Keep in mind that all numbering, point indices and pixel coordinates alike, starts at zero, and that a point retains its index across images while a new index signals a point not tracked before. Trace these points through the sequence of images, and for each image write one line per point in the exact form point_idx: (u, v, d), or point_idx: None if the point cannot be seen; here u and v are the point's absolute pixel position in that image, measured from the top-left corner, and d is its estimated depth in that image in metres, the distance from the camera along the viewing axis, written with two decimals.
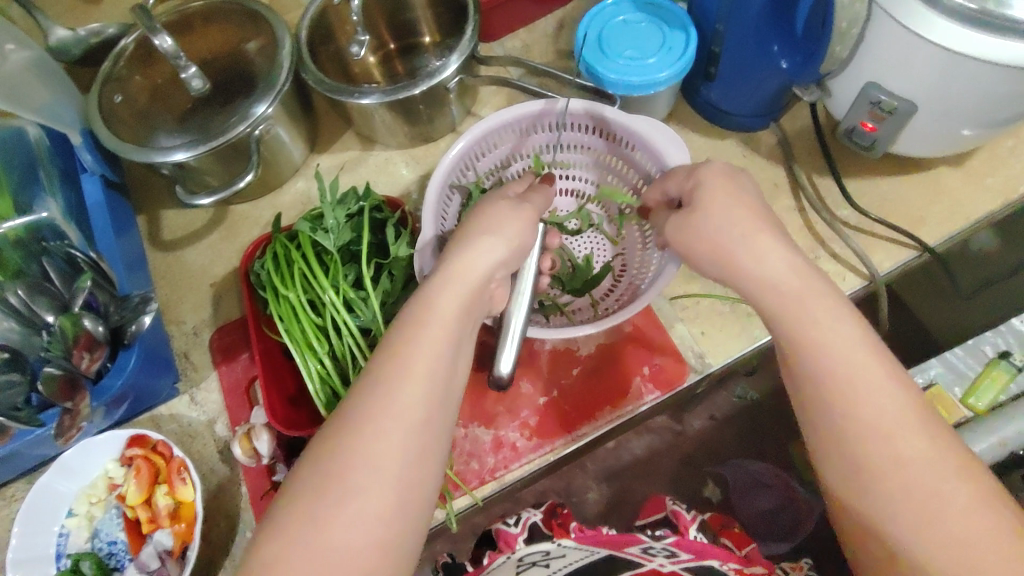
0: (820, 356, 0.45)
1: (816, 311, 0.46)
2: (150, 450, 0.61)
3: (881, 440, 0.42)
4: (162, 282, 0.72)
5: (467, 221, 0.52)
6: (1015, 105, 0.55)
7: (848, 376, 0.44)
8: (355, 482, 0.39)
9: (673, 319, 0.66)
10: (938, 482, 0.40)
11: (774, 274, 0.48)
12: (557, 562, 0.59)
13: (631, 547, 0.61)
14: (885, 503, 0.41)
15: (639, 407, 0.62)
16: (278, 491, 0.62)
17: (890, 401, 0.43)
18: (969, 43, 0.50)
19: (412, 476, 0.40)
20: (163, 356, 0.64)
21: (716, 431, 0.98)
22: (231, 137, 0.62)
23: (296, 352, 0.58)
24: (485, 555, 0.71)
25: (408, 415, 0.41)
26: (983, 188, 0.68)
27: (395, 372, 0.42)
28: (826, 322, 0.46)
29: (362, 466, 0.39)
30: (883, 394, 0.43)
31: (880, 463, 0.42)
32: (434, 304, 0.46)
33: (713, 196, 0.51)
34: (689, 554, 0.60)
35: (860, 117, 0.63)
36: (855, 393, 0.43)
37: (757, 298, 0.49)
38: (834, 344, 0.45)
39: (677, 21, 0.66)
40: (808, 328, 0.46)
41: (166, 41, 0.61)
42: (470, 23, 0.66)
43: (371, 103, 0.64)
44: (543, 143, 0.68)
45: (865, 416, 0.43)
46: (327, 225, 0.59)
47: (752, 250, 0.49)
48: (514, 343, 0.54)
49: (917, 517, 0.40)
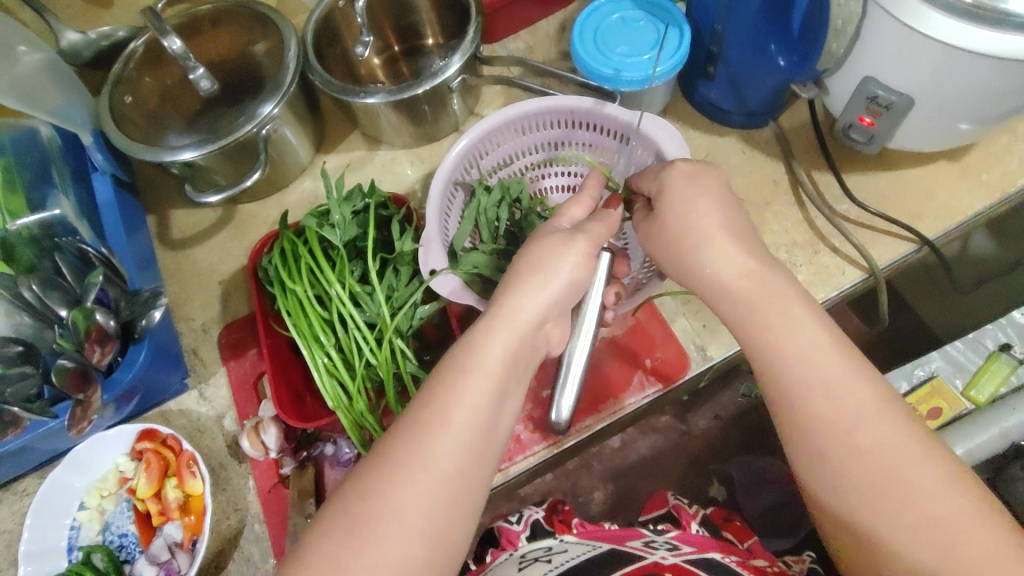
0: (780, 358, 0.46)
1: (774, 309, 0.47)
2: (159, 444, 0.63)
3: (842, 433, 0.43)
4: (171, 280, 0.73)
5: (524, 259, 0.50)
6: (1012, 99, 0.56)
7: (805, 374, 0.45)
8: (389, 525, 0.41)
9: (674, 312, 0.66)
10: (905, 470, 0.42)
11: (726, 278, 0.48)
12: (561, 556, 0.60)
13: (633, 542, 0.61)
14: (856, 499, 0.42)
15: (640, 400, 0.63)
16: (287, 484, 0.63)
17: (850, 394, 0.44)
18: (963, 37, 0.51)
19: (439, 529, 0.42)
20: (173, 352, 0.65)
21: (721, 431, 0.99)
22: (239, 136, 0.65)
23: (302, 346, 0.56)
24: (489, 551, 0.72)
25: (440, 470, 0.42)
26: (981, 183, 0.68)
27: (437, 407, 0.44)
28: (791, 315, 0.46)
29: (407, 506, 0.41)
30: (848, 390, 0.44)
31: (848, 458, 0.43)
32: (485, 353, 0.46)
33: (680, 192, 0.51)
34: (692, 547, 0.61)
35: (857, 113, 0.64)
36: (819, 392, 0.44)
37: (712, 295, 0.50)
38: (792, 340, 0.46)
39: (673, 20, 0.66)
40: (766, 328, 0.47)
41: (176, 43, 0.64)
42: (472, 24, 0.68)
43: (375, 102, 0.66)
44: (547, 140, 0.69)
45: (827, 414, 0.44)
46: (333, 221, 0.58)
47: (709, 251, 0.49)
48: (572, 389, 0.51)
49: (885, 506, 0.41)
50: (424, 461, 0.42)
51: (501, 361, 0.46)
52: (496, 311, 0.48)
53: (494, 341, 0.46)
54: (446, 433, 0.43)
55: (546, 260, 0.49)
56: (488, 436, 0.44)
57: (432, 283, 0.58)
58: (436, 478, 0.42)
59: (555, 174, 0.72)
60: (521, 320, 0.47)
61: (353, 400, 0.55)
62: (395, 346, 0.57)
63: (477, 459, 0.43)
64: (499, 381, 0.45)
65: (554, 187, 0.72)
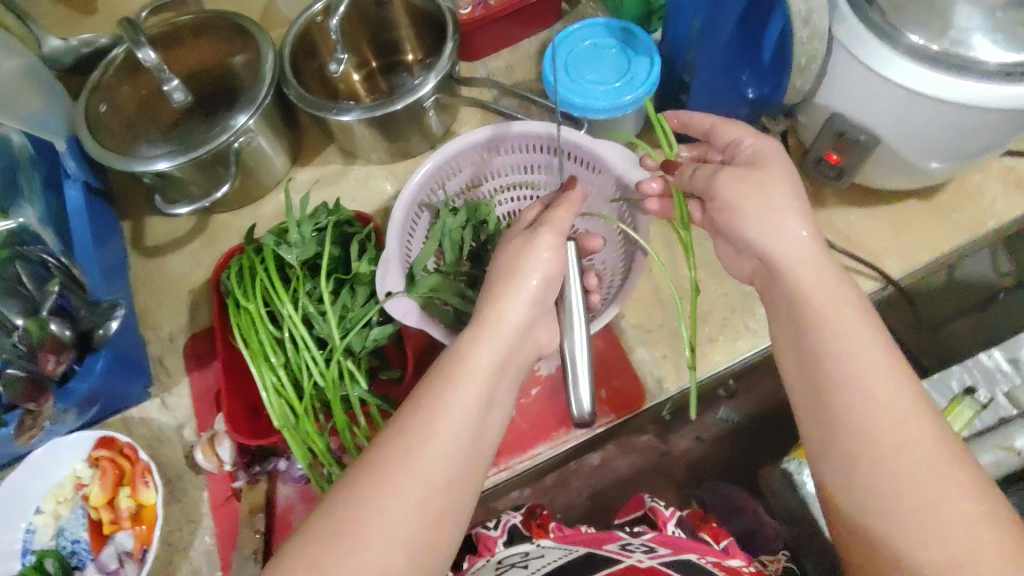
0: (831, 365, 0.45)
1: (841, 319, 0.45)
2: (116, 453, 0.63)
3: (882, 450, 0.41)
4: (142, 288, 0.74)
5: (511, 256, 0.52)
6: (976, 137, 0.56)
7: (859, 385, 0.43)
8: (374, 521, 0.40)
9: (634, 342, 0.66)
10: (930, 494, 0.39)
11: (797, 273, 0.47)
12: (537, 562, 0.60)
13: (610, 545, 0.61)
14: (879, 515, 0.40)
15: (593, 429, 0.63)
16: (239, 498, 0.64)
17: (901, 416, 0.42)
18: (928, 82, 0.52)
19: (419, 530, 0.41)
20: (135, 360, 0.66)
21: (702, 452, 1.00)
22: (213, 146, 0.65)
23: (251, 363, 0.56)
24: (467, 559, 0.69)
25: (423, 472, 0.42)
26: (951, 222, 0.67)
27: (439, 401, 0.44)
28: (836, 322, 0.45)
29: (387, 502, 0.40)
30: (896, 407, 0.42)
31: (875, 474, 0.41)
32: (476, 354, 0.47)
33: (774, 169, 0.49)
34: (669, 548, 0.60)
35: (825, 147, 0.63)
36: (865, 404, 0.43)
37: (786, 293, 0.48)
38: (854, 350, 0.44)
39: (644, 47, 0.66)
40: (831, 334, 0.45)
41: (149, 54, 0.64)
42: (449, 41, 0.68)
43: (350, 119, 0.67)
44: (515, 164, 0.69)
45: (868, 431, 0.42)
46: (291, 239, 0.58)
47: (776, 240, 0.47)
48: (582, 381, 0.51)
49: (906, 528, 0.39)
50: (414, 464, 0.42)
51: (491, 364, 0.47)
52: (490, 309, 0.50)
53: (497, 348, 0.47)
54: (433, 429, 0.43)
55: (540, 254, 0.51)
56: (472, 433, 0.44)
57: (386, 306, 0.57)
58: (419, 475, 0.42)
59: (520, 197, 0.72)
60: (505, 318, 0.49)
61: (299, 420, 0.55)
62: (343, 366, 0.57)
63: (460, 462, 0.43)
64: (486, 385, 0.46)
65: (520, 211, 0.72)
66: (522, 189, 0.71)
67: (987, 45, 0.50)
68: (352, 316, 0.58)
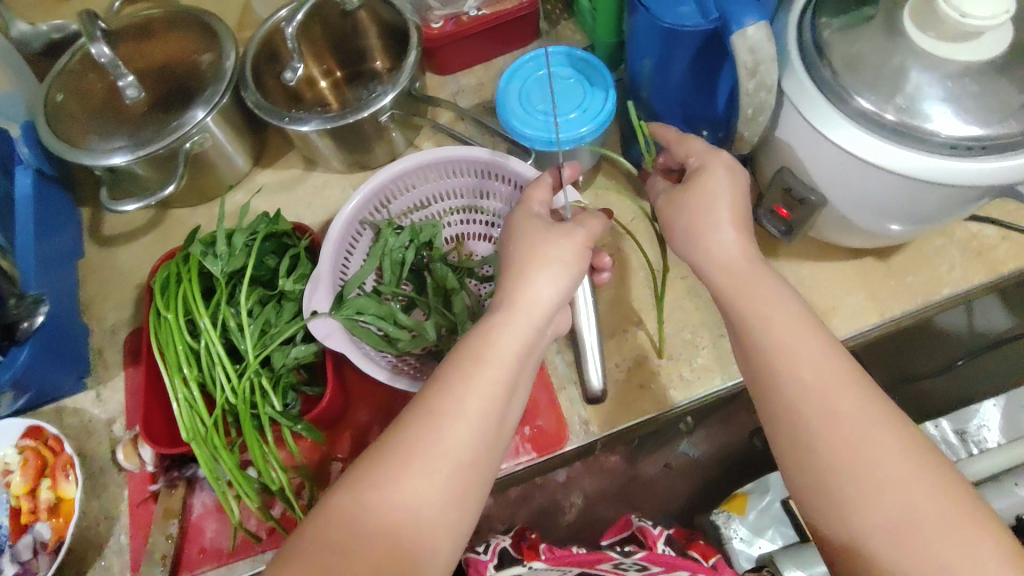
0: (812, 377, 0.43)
1: (829, 339, 0.44)
2: (41, 443, 0.64)
3: (867, 462, 0.40)
4: (93, 278, 0.74)
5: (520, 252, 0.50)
6: (923, 207, 0.53)
7: (857, 400, 0.42)
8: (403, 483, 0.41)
9: (565, 380, 0.65)
10: (920, 512, 0.39)
11: (778, 300, 0.46)
12: None
13: (603, 565, 0.57)
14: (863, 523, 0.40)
15: (512, 466, 0.62)
16: (156, 500, 0.64)
17: (890, 435, 0.41)
18: (872, 150, 0.49)
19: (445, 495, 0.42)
20: (69, 351, 0.67)
21: None
22: (164, 144, 0.65)
23: (164, 375, 0.57)
24: None
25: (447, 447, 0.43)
26: (904, 286, 0.64)
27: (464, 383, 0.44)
28: (825, 347, 0.44)
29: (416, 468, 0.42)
30: (884, 431, 0.41)
31: (863, 485, 0.40)
32: (502, 340, 0.46)
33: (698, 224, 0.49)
34: (661, 566, 0.56)
35: (774, 201, 0.61)
36: (863, 419, 0.41)
37: (756, 306, 0.47)
38: (844, 373, 0.43)
39: (602, 80, 0.64)
40: (816, 353, 0.44)
41: (103, 50, 0.67)
42: (411, 52, 0.67)
43: (309, 129, 0.65)
44: (462, 188, 0.68)
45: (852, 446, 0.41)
46: (218, 250, 0.58)
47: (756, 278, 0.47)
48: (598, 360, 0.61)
49: (897, 535, 0.39)
50: (442, 433, 0.43)
51: (515, 354, 0.46)
52: (506, 300, 0.48)
53: (512, 333, 0.46)
54: (462, 408, 0.43)
55: (537, 251, 0.49)
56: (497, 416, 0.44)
57: (310, 325, 0.57)
58: (444, 449, 0.42)
59: (471, 220, 0.71)
60: (531, 307, 0.47)
61: (208, 432, 0.56)
62: (259, 381, 0.57)
63: (484, 437, 0.44)
64: (509, 371, 0.45)
65: (472, 234, 0.71)
66: (473, 214, 0.70)
67: (945, 116, 0.48)
68: (273, 333, 0.58)
